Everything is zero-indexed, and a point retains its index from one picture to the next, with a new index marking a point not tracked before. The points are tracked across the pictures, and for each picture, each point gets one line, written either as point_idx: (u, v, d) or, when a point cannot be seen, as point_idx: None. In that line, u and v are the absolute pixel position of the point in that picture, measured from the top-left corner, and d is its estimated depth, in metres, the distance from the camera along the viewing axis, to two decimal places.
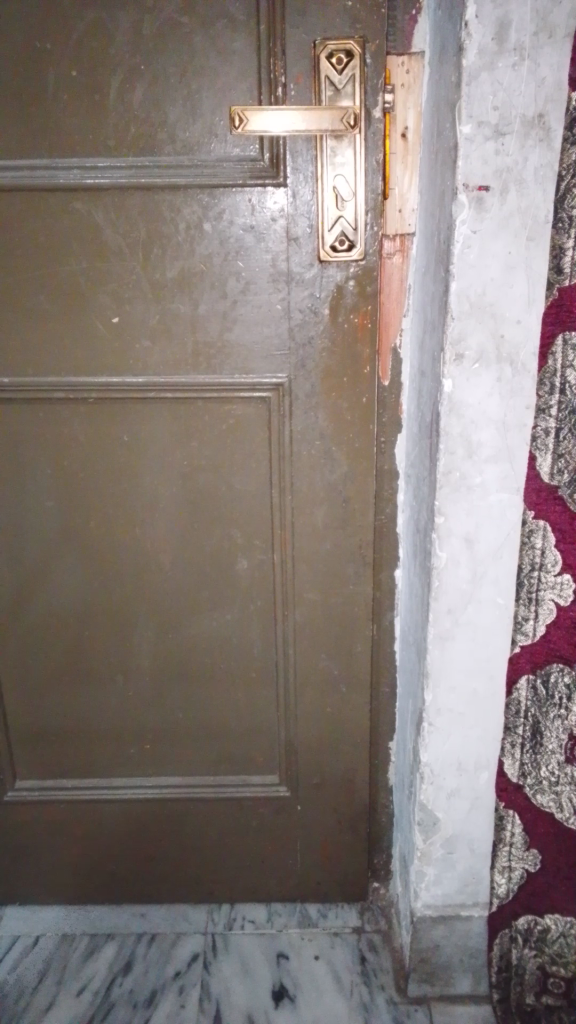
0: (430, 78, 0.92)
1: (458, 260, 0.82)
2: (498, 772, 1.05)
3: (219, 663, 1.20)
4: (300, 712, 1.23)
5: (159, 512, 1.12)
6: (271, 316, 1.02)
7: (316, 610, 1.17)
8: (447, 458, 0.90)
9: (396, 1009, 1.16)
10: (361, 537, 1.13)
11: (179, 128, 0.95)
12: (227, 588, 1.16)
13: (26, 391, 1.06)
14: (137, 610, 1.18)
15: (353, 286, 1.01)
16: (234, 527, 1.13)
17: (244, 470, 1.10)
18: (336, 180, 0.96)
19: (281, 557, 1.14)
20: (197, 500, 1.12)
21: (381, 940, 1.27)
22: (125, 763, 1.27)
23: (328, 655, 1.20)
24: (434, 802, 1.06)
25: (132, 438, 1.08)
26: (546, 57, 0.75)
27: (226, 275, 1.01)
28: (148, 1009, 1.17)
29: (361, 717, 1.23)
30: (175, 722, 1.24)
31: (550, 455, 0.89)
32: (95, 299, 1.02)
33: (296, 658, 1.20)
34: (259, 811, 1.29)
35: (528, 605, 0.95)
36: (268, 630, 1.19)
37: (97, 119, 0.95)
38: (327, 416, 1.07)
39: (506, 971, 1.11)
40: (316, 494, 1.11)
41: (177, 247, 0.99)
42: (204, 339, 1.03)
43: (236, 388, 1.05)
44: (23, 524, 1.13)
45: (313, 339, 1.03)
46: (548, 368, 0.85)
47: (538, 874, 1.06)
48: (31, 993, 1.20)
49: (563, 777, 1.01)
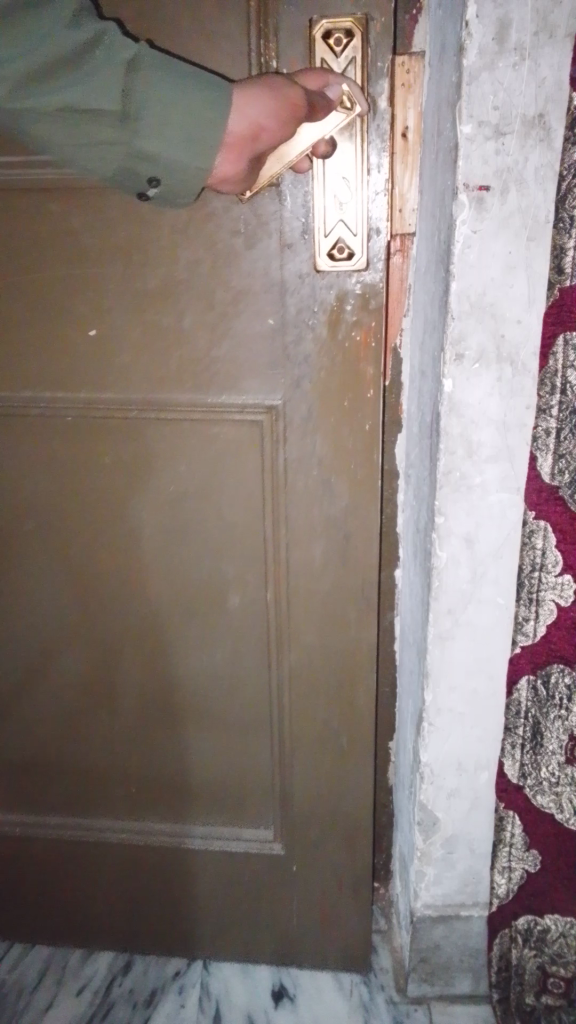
0: (431, 80, 0.90)
1: (458, 260, 0.82)
2: (499, 771, 1.03)
3: (207, 707, 1.19)
4: (294, 764, 1.20)
5: (147, 540, 1.12)
6: (265, 331, 1.00)
7: (312, 648, 1.14)
8: (447, 458, 0.90)
9: (396, 1009, 1.20)
10: (361, 576, 1.10)
11: (201, 144, 0.73)
12: (216, 627, 1.15)
13: (17, 414, 1.08)
14: (125, 642, 1.18)
15: (355, 297, 0.98)
16: (226, 560, 1.12)
17: (233, 497, 1.09)
18: (334, 180, 0.93)
19: (275, 595, 1.12)
20: (186, 530, 1.11)
21: (382, 939, 1.33)
22: (112, 801, 1.27)
23: (323, 699, 1.17)
24: (434, 802, 1.07)
25: (120, 464, 1.09)
26: (546, 57, 0.75)
27: (214, 284, 0.99)
28: (147, 1010, 1.23)
29: (361, 747, 1.19)
30: (164, 756, 1.23)
31: (551, 456, 0.87)
32: (75, 310, 1.02)
33: (292, 704, 1.17)
34: (250, 865, 1.26)
35: (528, 605, 0.93)
36: (262, 672, 1.17)
37: (89, 140, 0.72)
38: (325, 439, 1.05)
39: (506, 972, 1.11)
40: (315, 526, 1.09)
41: (159, 251, 0.98)
42: (190, 354, 1.02)
43: (228, 410, 1.04)
44: (12, 551, 1.15)
45: (310, 356, 1.01)
46: (549, 369, 0.84)
47: (538, 874, 1.05)
48: (30, 992, 1.28)
49: (563, 777, 1.00)
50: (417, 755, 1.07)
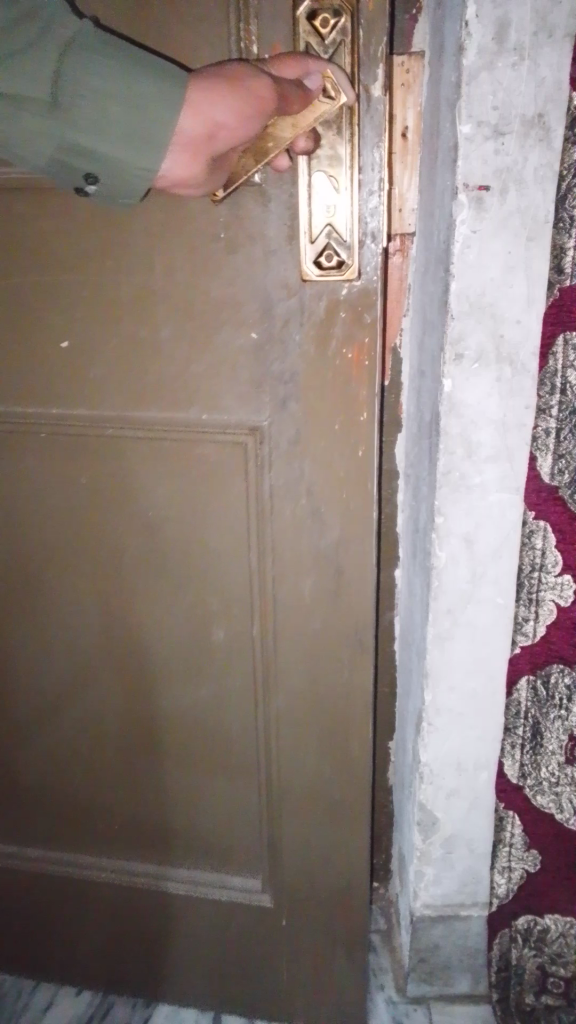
0: (430, 79, 0.91)
1: (458, 260, 0.82)
2: (498, 771, 1.03)
3: (193, 744, 1.14)
4: (283, 808, 1.14)
5: (128, 565, 1.07)
6: (247, 347, 0.92)
7: (301, 690, 1.08)
8: (446, 459, 0.90)
9: (395, 1009, 1.21)
10: (354, 616, 1.04)
11: (141, 129, 0.68)
12: (203, 660, 1.10)
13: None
14: (107, 671, 1.13)
15: (346, 310, 0.89)
16: (210, 589, 1.05)
17: (217, 524, 1.02)
18: (320, 178, 0.84)
19: (262, 632, 1.06)
20: (168, 557, 1.05)
21: (381, 941, 1.31)
22: (97, 834, 1.24)
23: (313, 744, 1.10)
24: (433, 802, 1.07)
25: (98, 486, 1.03)
26: (546, 57, 0.75)
27: (192, 294, 0.91)
28: (147, 1010, 1.29)
29: (357, 783, 1.12)
30: (150, 789, 1.18)
31: (550, 455, 0.87)
32: (45, 321, 0.96)
33: (280, 747, 1.11)
34: (238, 918, 1.22)
35: (528, 605, 0.94)
36: (249, 715, 1.11)
37: (24, 131, 0.68)
38: (313, 466, 0.97)
39: (506, 972, 1.11)
40: (304, 561, 1.01)
41: (132, 257, 0.91)
42: (169, 372, 0.95)
43: (210, 431, 0.97)
44: None
45: (296, 373, 0.93)
46: (549, 368, 0.84)
47: (538, 874, 1.05)
48: (29, 993, 1.32)
49: (563, 778, 1.00)
50: (417, 755, 1.07)
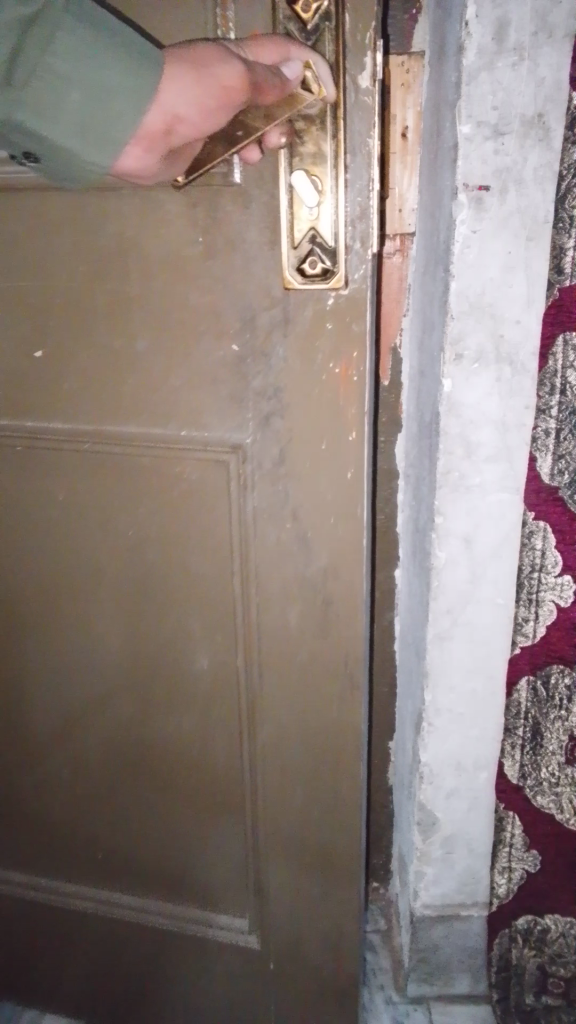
0: (430, 78, 0.91)
1: (458, 259, 0.82)
2: (498, 771, 1.04)
3: (176, 777, 1.09)
4: (268, 844, 1.09)
5: (107, 587, 1.01)
6: (227, 360, 0.86)
7: (287, 725, 1.02)
8: (446, 458, 0.90)
9: (396, 1009, 1.20)
10: (343, 650, 0.97)
11: (92, 120, 0.62)
12: (185, 691, 1.03)
13: None
14: (88, 695, 1.08)
15: (332, 323, 0.82)
16: (191, 616, 0.99)
17: (197, 549, 0.95)
18: (302, 176, 0.76)
19: (246, 663, 1.00)
20: (148, 581, 0.99)
21: (381, 940, 1.30)
22: (81, 860, 1.21)
23: (300, 779, 1.05)
24: (433, 802, 1.07)
25: (74, 504, 0.98)
26: (545, 57, 0.74)
27: (169, 303, 0.85)
28: None
29: (346, 821, 1.06)
30: (135, 819, 1.14)
31: (550, 456, 0.88)
32: (19, 330, 0.91)
33: (266, 784, 1.06)
34: (223, 957, 1.18)
35: (528, 605, 0.95)
36: (234, 751, 1.05)
37: None
38: (299, 490, 0.90)
39: (506, 971, 1.11)
40: (290, 590, 0.95)
41: (106, 263, 0.85)
42: (146, 385, 0.89)
43: (189, 450, 0.90)
44: None
45: (280, 388, 0.85)
46: (549, 369, 0.85)
47: (538, 875, 1.06)
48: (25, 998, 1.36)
49: (563, 777, 1.01)
50: (417, 755, 1.06)
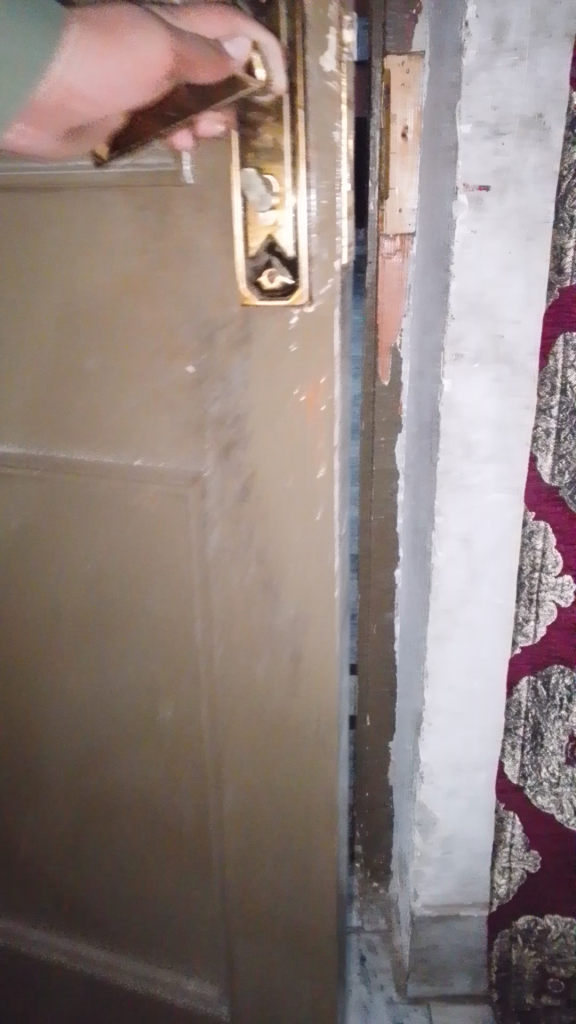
0: (430, 79, 0.91)
1: (457, 260, 0.82)
2: (498, 771, 1.04)
3: (131, 850, 0.94)
4: (232, 935, 0.92)
5: (51, 628, 0.86)
6: (176, 367, 0.69)
7: (252, 804, 0.85)
8: (446, 459, 0.90)
9: (395, 1010, 1.19)
10: (321, 723, 0.79)
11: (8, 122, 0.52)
12: (142, 755, 0.88)
13: None
14: (35, 746, 0.94)
15: (297, 336, 0.64)
16: (147, 668, 0.83)
17: (153, 592, 0.79)
18: (257, 181, 0.58)
19: (212, 729, 0.83)
20: (97, 625, 0.83)
21: (381, 940, 1.30)
22: (29, 923, 1.08)
23: (270, 865, 0.88)
24: (433, 802, 1.07)
25: (14, 530, 0.83)
26: (545, 57, 0.74)
27: (110, 297, 0.69)
28: None
29: (325, 920, 0.88)
30: (85, 889, 1.00)
31: (551, 455, 0.88)
32: None
33: (232, 871, 0.89)
34: None
35: (528, 605, 0.95)
36: (198, 829, 0.89)
37: None
38: (263, 527, 0.71)
39: (506, 972, 1.12)
40: (256, 646, 0.77)
41: (37, 242, 0.70)
42: (89, 395, 0.74)
43: (140, 475, 0.75)
44: None
45: (242, 406, 0.68)
46: (549, 368, 0.85)
47: (539, 874, 1.06)
48: None
49: (563, 778, 1.01)
50: (417, 755, 1.07)
